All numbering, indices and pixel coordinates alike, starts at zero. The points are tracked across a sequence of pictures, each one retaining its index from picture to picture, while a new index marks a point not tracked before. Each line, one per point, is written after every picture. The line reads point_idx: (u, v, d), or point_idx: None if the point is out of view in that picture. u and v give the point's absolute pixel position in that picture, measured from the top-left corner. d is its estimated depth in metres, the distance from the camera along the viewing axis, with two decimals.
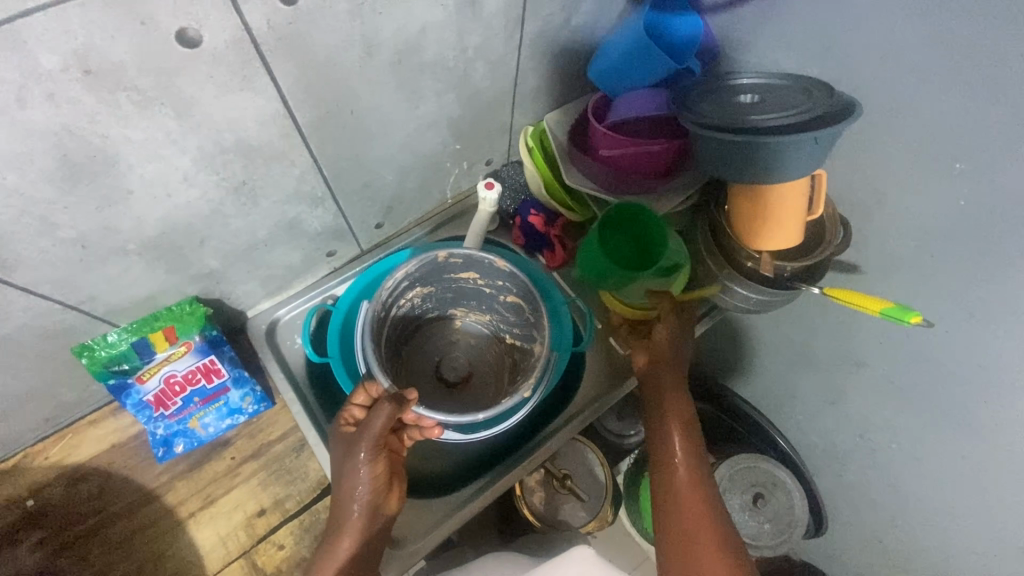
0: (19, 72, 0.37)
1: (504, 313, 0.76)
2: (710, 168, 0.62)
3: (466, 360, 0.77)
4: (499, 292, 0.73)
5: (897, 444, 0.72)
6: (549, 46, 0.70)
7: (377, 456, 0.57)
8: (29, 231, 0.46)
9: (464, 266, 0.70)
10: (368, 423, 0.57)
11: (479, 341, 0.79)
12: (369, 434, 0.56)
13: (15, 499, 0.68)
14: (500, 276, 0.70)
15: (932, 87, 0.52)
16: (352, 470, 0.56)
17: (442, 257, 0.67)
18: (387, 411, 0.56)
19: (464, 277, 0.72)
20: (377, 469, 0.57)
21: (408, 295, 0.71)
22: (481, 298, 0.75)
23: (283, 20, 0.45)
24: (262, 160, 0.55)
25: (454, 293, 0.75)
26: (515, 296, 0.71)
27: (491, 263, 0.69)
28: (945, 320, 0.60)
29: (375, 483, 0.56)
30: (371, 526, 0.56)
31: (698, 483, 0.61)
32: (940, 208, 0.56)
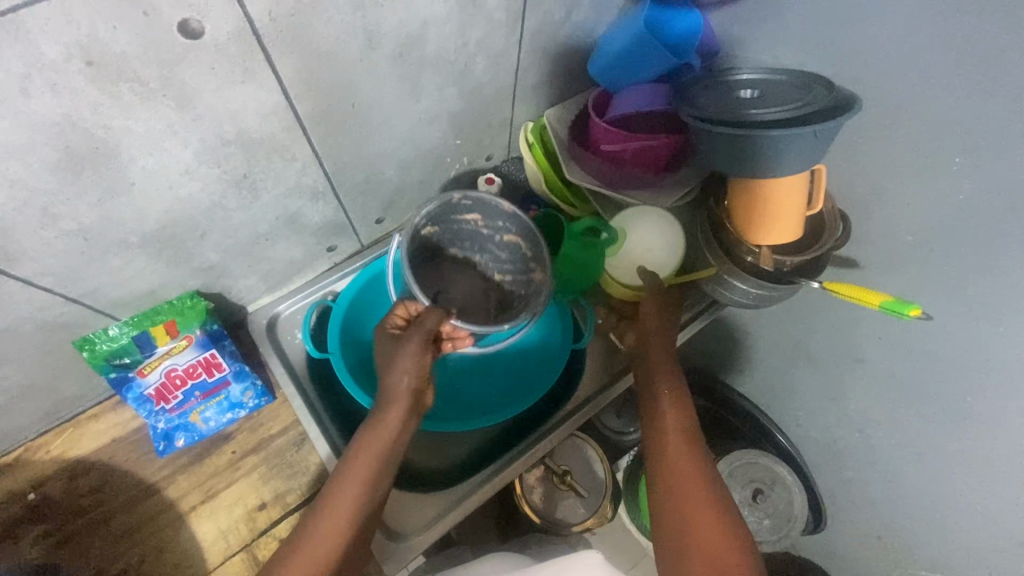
0: (22, 62, 0.37)
1: (497, 254, 0.74)
2: (709, 162, 0.62)
3: (461, 298, 0.72)
4: (498, 233, 0.71)
5: (896, 439, 0.72)
6: (550, 41, 0.71)
7: (426, 350, 0.58)
8: (32, 223, 0.47)
9: (472, 208, 0.68)
10: (420, 321, 0.58)
11: (469, 282, 0.74)
12: (422, 328, 0.57)
13: (16, 492, 0.68)
14: (504, 219, 0.69)
15: (931, 82, 0.52)
16: (398, 366, 0.56)
17: (459, 198, 0.66)
18: (438, 312, 0.59)
19: (467, 218, 0.70)
20: (423, 364, 0.57)
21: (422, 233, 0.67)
22: (476, 240, 0.73)
23: (285, 11, 0.45)
24: (264, 153, 0.55)
25: (451, 234, 0.71)
26: (515, 236, 0.71)
27: (499, 207, 0.68)
28: (945, 314, 0.60)
29: (420, 376, 0.57)
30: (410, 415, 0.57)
31: (690, 447, 0.61)
32: (940, 202, 0.56)
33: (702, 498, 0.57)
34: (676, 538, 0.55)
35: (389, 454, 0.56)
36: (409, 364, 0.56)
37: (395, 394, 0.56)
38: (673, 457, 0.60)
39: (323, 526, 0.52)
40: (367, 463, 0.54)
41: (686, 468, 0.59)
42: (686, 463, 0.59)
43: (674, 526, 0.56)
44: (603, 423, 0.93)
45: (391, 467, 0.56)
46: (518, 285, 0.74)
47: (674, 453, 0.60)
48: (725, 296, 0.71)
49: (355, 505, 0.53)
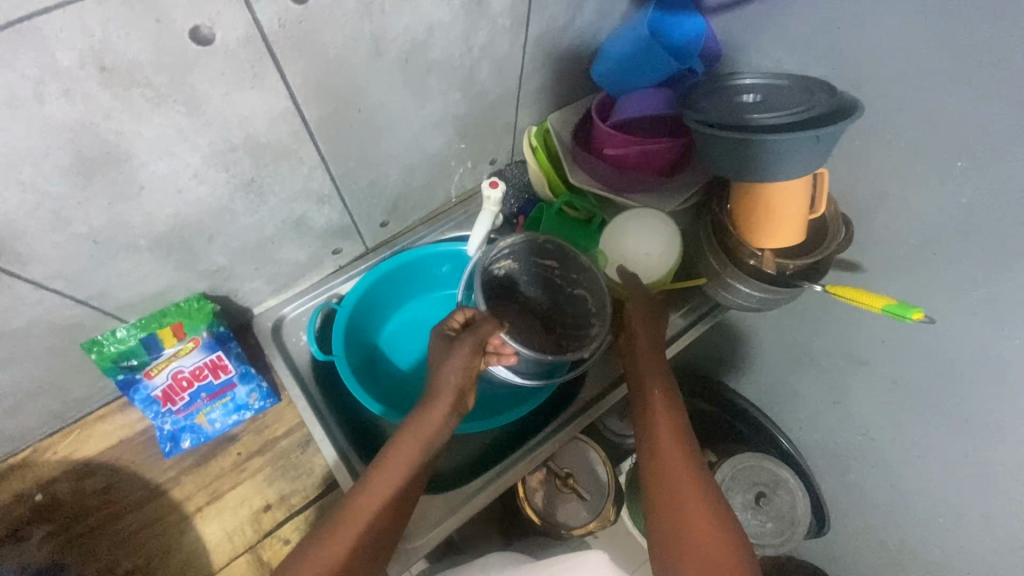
0: (37, 68, 0.38)
1: (565, 303, 0.75)
2: (712, 166, 0.63)
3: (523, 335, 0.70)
4: (571, 286, 0.73)
5: (900, 442, 0.72)
6: (554, 46, 0.71)
7: (477, 355, 0.60)
8: (43, 226, 0.47)
9: (553, 252, 0.71)
10: (476, 328, 0.61)
11: (533, 328, 0.73)
12: (476, 334, 0.60)
13: (23, 493, 0.69)
14: (579, 272, 0.71)
15: (932, 87, 0.53)
16: (448, 365, 0.59)
17: (541, 240, 0.70)
18: (493, 322, 0.62)
19: (547, 263, 0.73)
20: (473, 367, 0.60)
21: (498, 265, 0.71)
22: (551, 290, 0.75)
23: (294, 18, 0.46)
24: (271, 157, 0.56)
25: (530, 276, 0.74)
26: (585, 293, 0.71)
27: (576, 257, 0.70)
28: (947, 317, 0.60)
29: (467, 378, 0.60)
30: (454, 412, 0.60)
31: (682, 441, 0.61)
32: (942, 205, 0.56)
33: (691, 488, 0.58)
34: (672, 530, 0.56)
35: (429, 446, 0.59)
36: (460, 367, 0.59)
37: (443, 389, 0.60)
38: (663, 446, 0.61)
39: (354, 511, 0.55)
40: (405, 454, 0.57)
41: (676, 460, 0.60)
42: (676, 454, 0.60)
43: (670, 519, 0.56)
44: (604, 424, 0.94)
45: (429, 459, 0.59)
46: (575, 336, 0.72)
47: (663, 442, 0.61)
48: (728, 299, 0.71)
49: (388, 493, 0.56)
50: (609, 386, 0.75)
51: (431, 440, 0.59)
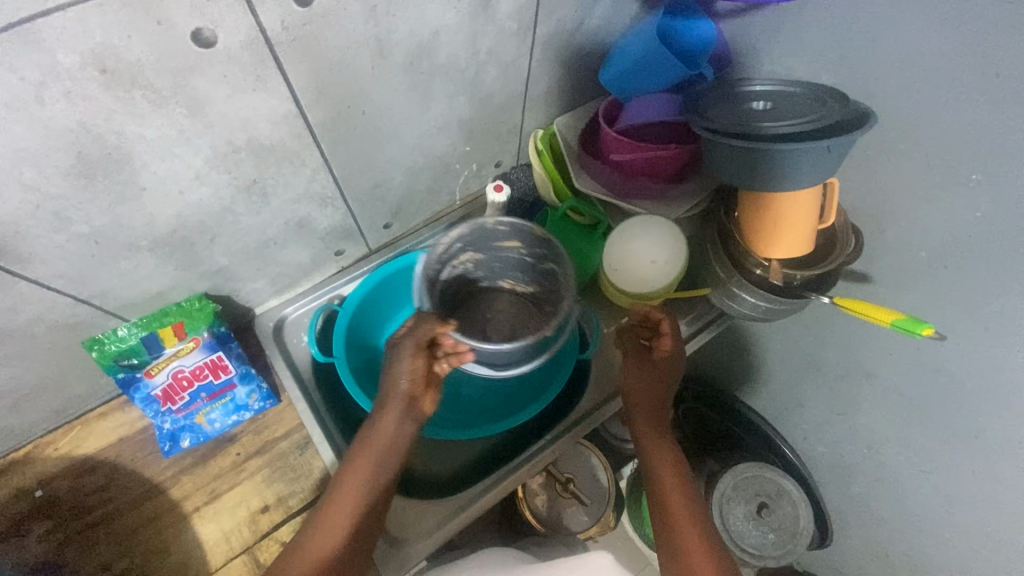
0: (37, 70, 0.38)
1: (543, 283, 0.73)
2: (721, 174, 0.62)
3: (509, 325, 0.71)
4: (539, 260, 0.70)
5: (906, 457, 0.71)
6: (561, 50, 0.70)
7: (418, 357, 0.58)
8: (45, 226, 0.47)
9: (509, 235, 0.69)
10: (415, 330, 0.58)
11: (522, 313, 0.73)
12: (412, 336, 0.58)
13: (23, 488, 0.69)
14: (540, 245, 0.68)
15: (947, 99, 0.52)
16: (394, 372, 0.58)
17: (490, 223, 0.68)
18: (431, 321, 0.58)
19: (510, 247, 0.71)
20: (417, 370, 0.58)
21: (460, 258, 0.70)
22: (525, 270, 0.73)
23: (298, 21, 0.45)
24: (274, 160, 0.55)
25: (502, 264, 0.73)
26: (552, 264, 0.68)
27: (530, 230, 0.67)
28: (958, 333, 0.59)
29: (415, 383, 0.58)
30: (406, 420, 0.58)
31: (682, 482, 0.64)
32: (955, 220, 0.55)
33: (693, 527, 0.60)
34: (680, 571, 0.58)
35: (383, 462, 0.57)
36: (405, 372, 0.57)
37: (389, 400, 0.58)
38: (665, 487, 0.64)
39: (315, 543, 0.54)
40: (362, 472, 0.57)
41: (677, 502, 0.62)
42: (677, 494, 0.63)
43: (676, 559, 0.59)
44: (607, 429, 0.93)
45: (392, 470, 0.58)
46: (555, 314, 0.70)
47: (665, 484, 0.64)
48: (732, 308, 0.71)
49: (353, 514, 0.55)
50: (602, 400, 0.74)
51: (386, 456, 0.57)
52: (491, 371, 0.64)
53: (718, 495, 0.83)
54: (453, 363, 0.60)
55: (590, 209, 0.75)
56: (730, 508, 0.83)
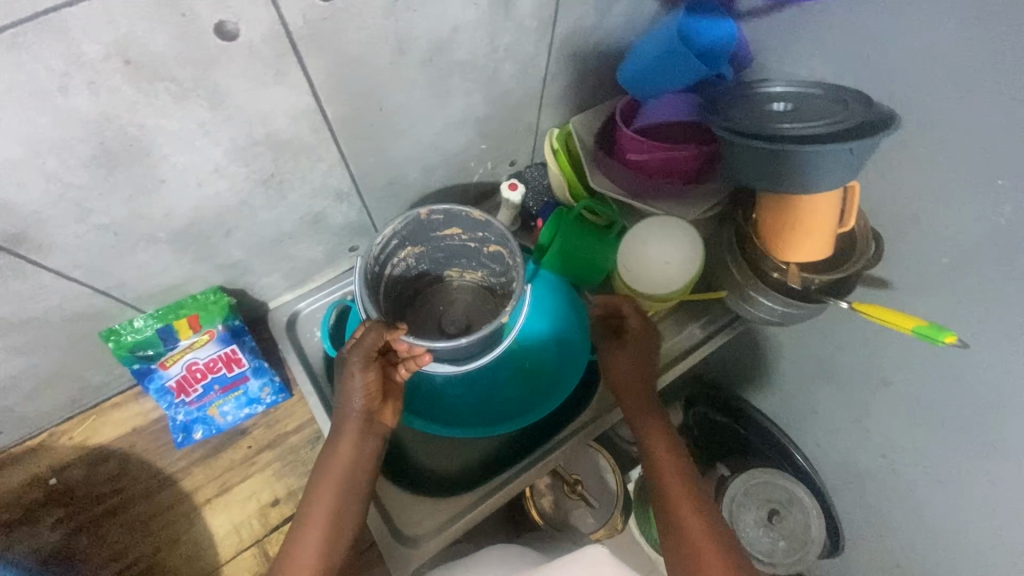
0: (62, 61, 0.38)
1: (491, 267, 0.72)
2: (739, 175, 0.61)
3: (464, 316, 0.74)
4: (483, 244, 0.69)
5: (922, 467, 0.70)
6: (579, 48, 0.70)
7: (369, 368, 0.57)
8: (66, 217, 0.47)
9: (448, 225, 0.67)
10: (361, 339, 0.57)
11: (476, 299, 0.75)
12: (360, 346, 0.57)
13: (38, 476, 0.70)
14: (481, 228, 0.66)
15: (973, 103, 0.50)
16: (347, 385, 0.58)
17: (424, 214, 0.64)
18: (378, 329, 0.57)
19: (450, 234, 0.68)
20: (370, 381, 0.58)
21: (400, 255, 0.67)
22: (469, 255, 0.72)
23: (319, 15, 0.45)
24: (292, 155, 0.55)
25: (446, 252, 0.72)
26: (497, 246, 0.67)
27: (469, 215, 0.65)
28: (980, 341, 0.57)
29: (370, 394, 0.58)
30: (366, 434, 0.58)
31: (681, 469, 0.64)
32: (980, 225, 0.54)
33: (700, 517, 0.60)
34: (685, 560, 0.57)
35: (349, 476, 0.57)
36: (357, 385, 0.58)
37: (347, 416, 0.58)
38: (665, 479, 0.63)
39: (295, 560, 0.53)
40: (328, 493, 0.56)
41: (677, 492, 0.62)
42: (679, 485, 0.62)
43: (680, 550, 0.58)
44: (615, 432, 0.93)
45: (361, 483, 0.57)
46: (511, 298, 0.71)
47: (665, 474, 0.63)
48: (748, 312, 0.70)
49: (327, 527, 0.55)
50: (603, 410, 0.73)
51: (352, 470, 0.57)
52: (454, 369, 0.64)
53: (729, 500, 0.83)
54: (412, 367, 0.60)
55: (606, 208, 0.75)
56: (741, 514, 0.82)
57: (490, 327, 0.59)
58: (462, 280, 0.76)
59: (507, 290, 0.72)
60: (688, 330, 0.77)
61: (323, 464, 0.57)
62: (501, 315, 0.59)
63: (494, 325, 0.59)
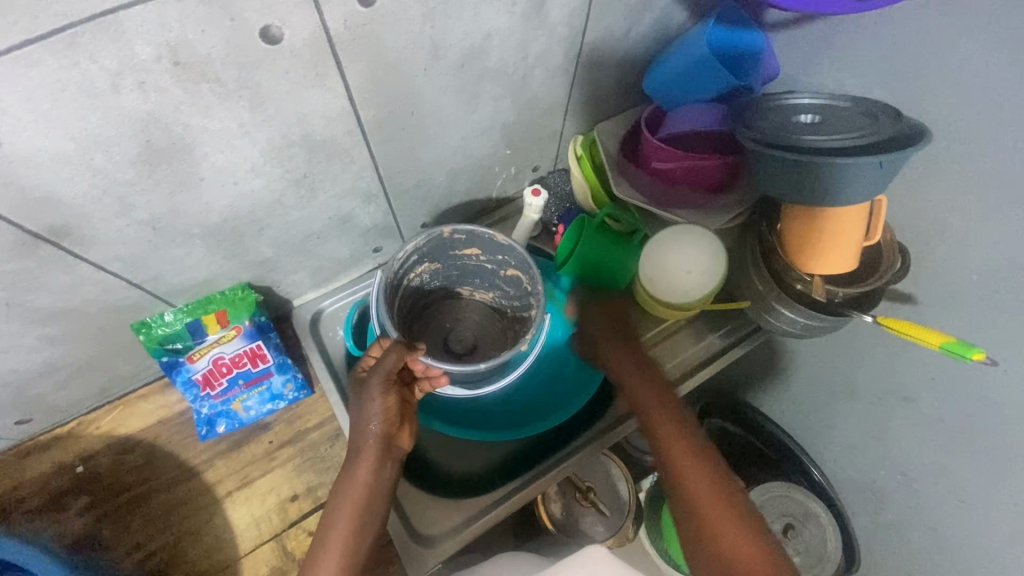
0: (116, 61, 0.39)
1: (504, 289, 0.74)
2: (765, 185, 0.61)
3: (472, 333, 0.74)
4: (500, 266, 0.71)
5: (944, 487, 0.68)
6: (608, 56, 0.70)
7: (389, 391, 0.58)
8: (109, 211, 0.49)
9: (467, 244, 0.68)
10: (379, 362, 0.58)
11: (484, 320, 0.76)
12: (379, 371, 0.57)
13: (66, 464, 0.71)
14: (502, 251, 0.68)
15: (1007, 119, 0.50)
16: (365, 409, 0.58)
17: (447, 232, 0.66)
18: (398, 351, 0.58)
19: (467, 253, 0.70)
20: (389, 406, 0.58)
21: (417, 270, 0.69)
22: (483, 276, 0.73)
23: (359, 21, 0.46)
24: (325, 156, 0.56)
25: (459, 271, 0.73)
26: (515, 269, 0.69)
27: (492, 238, 0.67)
28: (1008, 360, 0.57)
29: (388, 417, 0.58)
30: (383, 460, 0.58)
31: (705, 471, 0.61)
32: (1011, 243, 0.53)
33: (747, 547, 0.56)
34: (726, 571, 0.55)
35: (366, 500, 0.57)
36: (374, 408, 0.57)
37: (365, 441, 0.57)
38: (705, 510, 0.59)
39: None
40: (343, 521, 0.56)
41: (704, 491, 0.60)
42: (725, 515, 0.58)
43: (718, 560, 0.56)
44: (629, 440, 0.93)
45: (378, 506, 0.57)
46: (522, 320, 0.73)
47: (709, 514, 0.58)
48: (769, 323, 0.69)
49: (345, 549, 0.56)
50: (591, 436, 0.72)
51: (369, 494, 0.57)
52: (467, 392, 0.65)
53: None
54: (427, 388, 0.62)
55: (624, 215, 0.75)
56: None
57: (509, 354, 0.60)
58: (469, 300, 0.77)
59: (519, 311, 0.73)
60: (707, 339, 0.77)
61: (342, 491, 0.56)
62: (519, 342, 0.61)
63: (511, 352, 0.60)
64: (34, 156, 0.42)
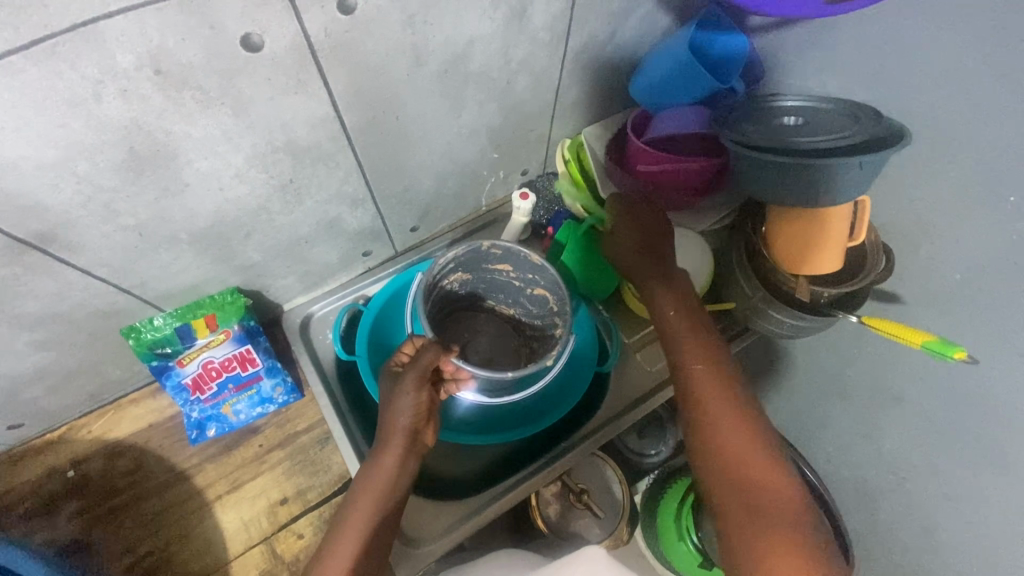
0: (97, 70, 0.40)
1: (528, 307, 0.75)
2: (751, 187, 0.61)
3: (488, 346, 0.75)
4: (528, 285, 0.72)
5: (933, 486, 0.68)
6: (593, 61, 0.71)
7: (422, 388, 0.59)
8: (95, 217, 0.50)
9: (501, 260, 0.70)
10: (417, 358, 0.59)
11: (502, 335, 0.77)
12: (415, 367, 0.59)
13: (56, 468, 0.72)
14: (533, 271, 0.69)
15: (986, 117, 0.51)
16: (397, 398, 0.58)
17: (485, 246, 0.68)
18: (435, 349, 0.59)
19: (499, 268, 0.72)
20: (422, 402, 0.59)
21: (450, 278, 0.70)
22: (509, 292, 0.75)
23: (340, 28, 0.47)
24: (309, 161, 0.57)
25: (487, 284, 0.74)
26: (543, 289, 0.70)
27: (526, 258, 0.68)
28: (990, 358, 0.57)
29: (417, 415, 0.58)
30: (409, 453, 0.58)
31: (704, 351, 0.63)
32: (993, 241, 0.53)
33: (734, 429, 0.58)
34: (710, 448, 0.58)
35: (387, 494, 0.56)
36: (406, 403, 0.58)
37: (394, 431, 0.58)
38: (725, 443, 0.57)
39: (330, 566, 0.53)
40: (367, 506, 0.56)
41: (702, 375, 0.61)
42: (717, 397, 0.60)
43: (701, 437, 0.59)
44: (622, 441, 0.92)
45: (397, 500, 0.57)
46: (544, 338, 0.74)
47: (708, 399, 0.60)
48: (757, 323, 0.70)
49: (365, 531, 0.55)
50: (582, 438, 0.73)
51: (389, 488, 0.57)
52: (490, 399, 0.68)
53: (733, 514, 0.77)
54: (452, 389, 0.64)
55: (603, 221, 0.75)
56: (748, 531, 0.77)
57: (534, 368, 0.61)
58: (492, 313, 0.78)
59: (540, 330, 0.75)
60: None
61: (365, 475, 0.56)
62: (546, 357, 0.63)
63: (538, 365, 0.62)
64: (18, 164, 0.42)
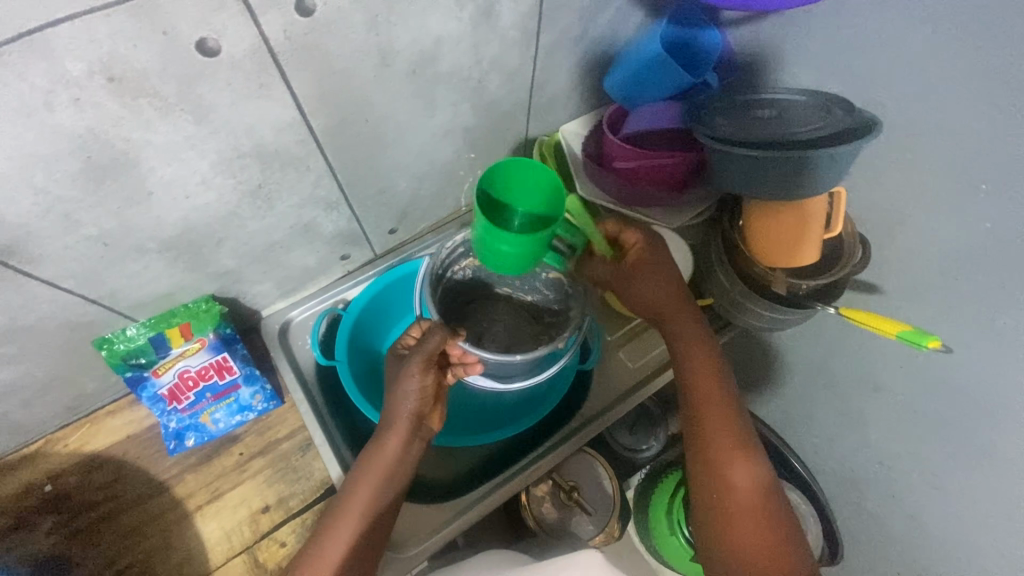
0: (46, 78, 0.39)
1: (544, 293, 0.73)
2: (725, 181, 0.61)
3: (506, 334, 0.72)
4: (543, 270, 0.71)
5: (917, 474, 0.68)
6: (568, 57, 0.71)
7: (427, 371, 0.58)
8: (56, 228, 0.49)
9: None
10: (423, 341, 0.58)
11: (519, 323, 0.74)
12: (422, 350, 0.57)
13: (33, 484, 0.71)
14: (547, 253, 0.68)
15: (953, 107, 0.51)
16: (401, 388, 0.58)
17: None
18: (441, 333, 0.58)
19: None
20: (426, 386, 0.58)
21: (461, 264, 0.69)
22: (523, 278, 0.73)
23: (300, 30, 0.46)
24: (278, 165, 0.56)
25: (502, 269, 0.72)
26: (558, 273, 0.69)
27: None
28: (968, 345, 0.57)
29: (423, 398, 0.58)
30: (414, 437, 0.59)
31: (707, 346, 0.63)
32: (967, 229, 0.53)
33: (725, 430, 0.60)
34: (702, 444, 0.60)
35: (386, 480, 0.57)
36: (411, 386, 0.58)
37: (398, 417, 0.58)
38: (718, 441, 0.60)
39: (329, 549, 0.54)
40: (367, 494, 0.56)
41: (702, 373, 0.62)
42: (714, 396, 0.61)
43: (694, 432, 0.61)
44: (615, 439, 0.92)
45: (396, 489, 0.57)
46: (563, 323, 0.71)
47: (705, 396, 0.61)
48: (737, 317, 0.70)
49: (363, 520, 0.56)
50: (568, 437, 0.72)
51: (389, 474, 0.57)
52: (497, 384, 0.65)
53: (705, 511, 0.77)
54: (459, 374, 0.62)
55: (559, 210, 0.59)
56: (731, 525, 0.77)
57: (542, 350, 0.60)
58: (508, 301, 0.75)
59: (557, 317, 0.72)
60: None
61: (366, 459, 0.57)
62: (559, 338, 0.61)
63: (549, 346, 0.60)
64: None
